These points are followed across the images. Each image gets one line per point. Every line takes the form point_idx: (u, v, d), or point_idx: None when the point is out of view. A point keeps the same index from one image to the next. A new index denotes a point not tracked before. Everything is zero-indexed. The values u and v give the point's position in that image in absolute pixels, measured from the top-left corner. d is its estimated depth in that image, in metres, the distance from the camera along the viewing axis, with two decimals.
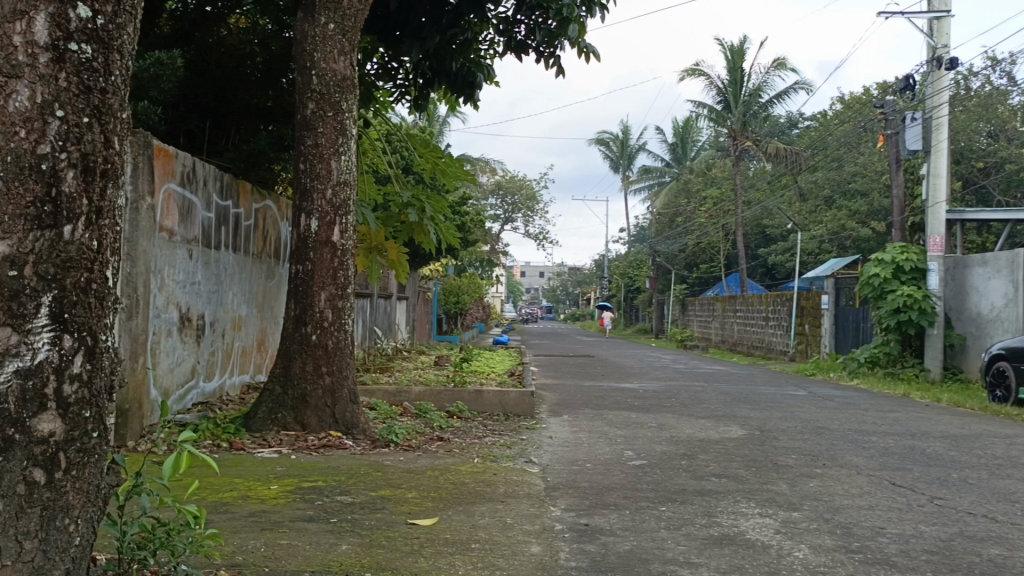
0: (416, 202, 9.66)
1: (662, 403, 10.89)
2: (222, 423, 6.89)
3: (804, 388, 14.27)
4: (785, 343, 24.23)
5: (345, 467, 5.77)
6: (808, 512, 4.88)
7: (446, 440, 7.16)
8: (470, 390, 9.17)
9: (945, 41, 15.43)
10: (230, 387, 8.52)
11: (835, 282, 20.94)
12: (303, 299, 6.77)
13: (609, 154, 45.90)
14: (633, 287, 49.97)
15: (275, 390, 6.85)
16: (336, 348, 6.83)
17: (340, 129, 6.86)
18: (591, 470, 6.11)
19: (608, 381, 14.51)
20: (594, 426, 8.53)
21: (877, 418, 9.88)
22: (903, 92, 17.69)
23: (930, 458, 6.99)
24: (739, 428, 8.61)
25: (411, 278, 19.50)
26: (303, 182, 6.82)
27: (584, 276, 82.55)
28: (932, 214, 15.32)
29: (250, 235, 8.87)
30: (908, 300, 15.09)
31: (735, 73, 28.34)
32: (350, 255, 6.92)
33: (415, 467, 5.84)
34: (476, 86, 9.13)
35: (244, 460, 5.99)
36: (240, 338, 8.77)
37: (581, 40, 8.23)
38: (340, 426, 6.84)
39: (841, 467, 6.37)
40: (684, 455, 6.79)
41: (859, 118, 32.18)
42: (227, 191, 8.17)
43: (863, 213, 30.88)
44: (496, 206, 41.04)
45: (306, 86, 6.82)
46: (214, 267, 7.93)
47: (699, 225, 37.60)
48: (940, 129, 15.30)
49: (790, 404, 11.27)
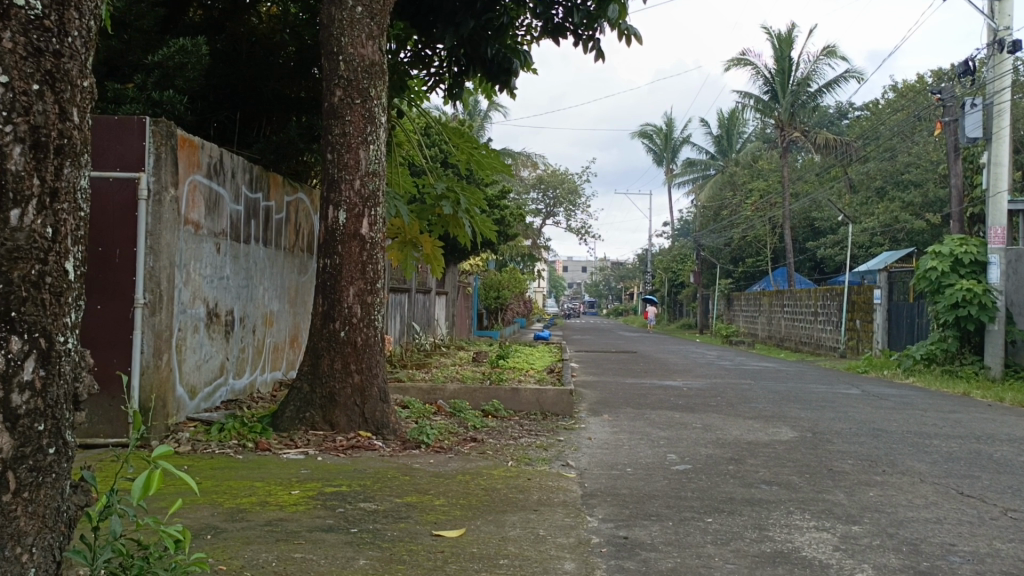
0: (450, 194, 9.39)
1: (707, 402, 10.46)
2: (249, 422, 6.69)
3: (858, 387, 13.68)
4: (835, 339, 23.49)
5: (372, 469, 5.52)
6: (870, 525, 4.45)
7: (480, 441, 6.86)
8: (507, 388, 8.84)
9: (1008, 23, 14.64)
10: (261, 384, 8.35)
11: (887, 276, 20.19)
12: (330, 295, 6.53)
13: (652, 147, 45.26)
14: (677, 282, 49.20)
15: (302, 389, 6.63)
16: (365, 345, 6.58)
17: (369, 117, 6.59)
18: (632, 476, 5.74)
19: (651, 377, 14.09)
20: (636, 427, 8.16)
21: (937, 420, 9.32)
22: (962, 77, 16.85)
23: (999, 464, 6.47)
24: (789, 429, 8.16)
25: (450, 274, 19.28)
26: (330, 173, 6.58)
27: (627, 272, 81.54)
28: (993, 205, 14.56)
29: (281, 228, 8.69)
30: (966, 294, 14.38)
31: (783, 62, 27.54)
32: (379, 249, 6.66)
33: (444, 472, 5.53)
34: (513, 73, 8.81)
35: (268, 462, 5.79)
36: (272, 334, 8.59)
37: (621, 21, 7.85)
38: (369, 426, 6.59)
39: (903, 475, 5.91)
40: (731, 460, 6.38)
41: (912, 106, 31.08)
42: (257, 183, 8.00)
43: (918, 205, 29.86)
44: (538, 200, 40.71)
45: (332, 73, 6.57)
46: (243, 262, 7.75)
47: (745, 218, 36.81)
48: (1002, 115, 14.52)
49: (843, 404, 10.75)
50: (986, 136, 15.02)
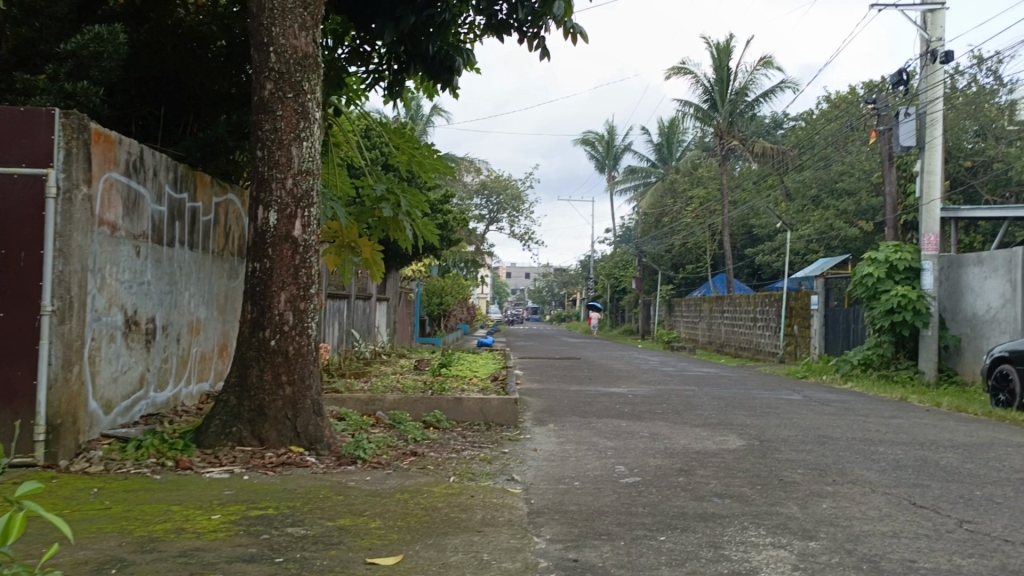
0: (391, 195, 9.03)
1: (653, 409, 10.29)
2: (170, 438, 6.22)
3: (799, 392, 13.74)
4: (773, 344, 23.78)
5: (303, 489, 5.15)
6: (827, 541, 4.26)
7: (421, 455, 6.51)
8: (449, 398, 8.53)
9: (939, 34, 14.90)
10: (186, 397, 7.86)
11: (824, 282, 20.49)
12: (260, 301, 6.12)
13: (595, 154, 45.44)
14: (620, 288, 49.49)
15: (229, 402, 6.19)
16: (298, 354, 6.18)
17: (302, 113, 6.22)
18: (580, 490, 5.47)
19: (595, 384, 13.91)
20: (582, 437, 7.91)
21: (879, 425, 9.31)
22: (895, 87, 17.13)
23: (946, 471, 6.41)
24: (736, 437, 8.02)
25: (391, 280, 18.82)
26: (260, 171, 6.16)
27: (569, 277, 81.79)
28: (926, 213, 14.77)
29: (209, 231, 8.21)
30: (901, 300, 14.58)
31: (722, 72, 27.88)
32: (313, 252, 6.28)
33: (381, 490, 5.18)
34: (456, 71, 8.53)
35: (189, 483, 5.35)
36: (199, 343, 8.10)
37: (567, 19, 7.64)
38: (302, 441, 6.19)
39: (854, 485, 5.77)
40: (681, 471, 6.17)
41: (845, 117, 31.78)
42: (181, 182, 7.54)
43: (851, 213, 30.55)
44: (481, 206, 40.42)
45: (262, 64, 6.16)
46: (166, 266, 7.27)
47: (685, 225, 37.13)
48: (934, 125, 14.76)
49: (786, 410, 10.71)
50: (919, 145, 15.24)
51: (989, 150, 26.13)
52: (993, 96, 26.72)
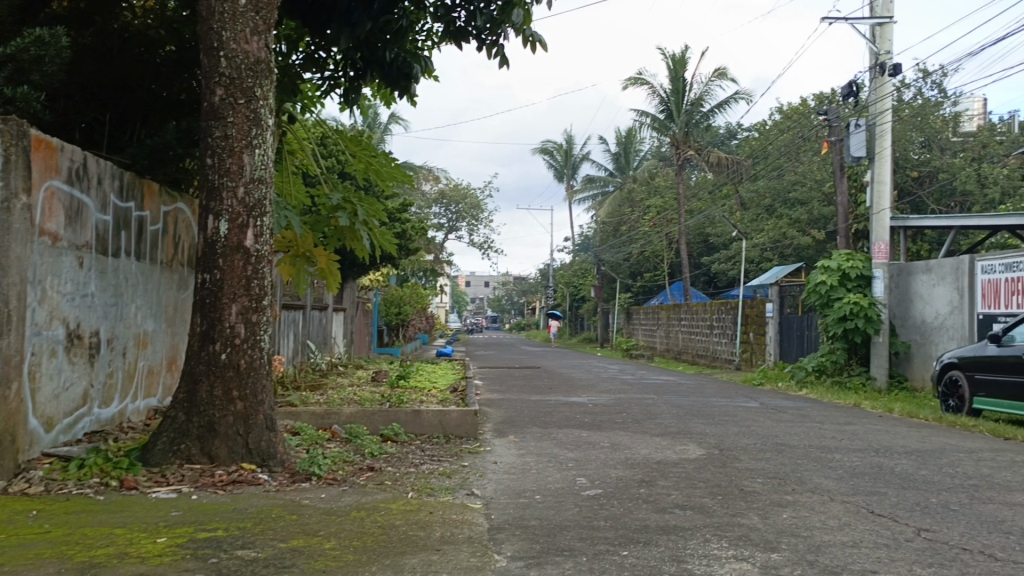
0: (347, 205, 8.87)
1: (612, 419, 10.26)
2: (114, 456, 5.98)
3: (756, 399, 13.85)
4: (730, 351, 24.02)
5: (254, 508, 4.97)
6: (789, 552, 4.23)
7: (378, 470, 6.36)
8: (407, 410, 8.37)
9: (888, 47, 15.22)
10: (132, 413, 7.59)
11: (779, 290, 20.76)
12: (210, 314, 5.92)
13: (552, 163, 45.61)
14: (579, 297, 49.68)
15: (177, 418, 5.98)
16: (249, 367, 6.00)
17: (254, 120, 6.05)
18: (541, 504, 5.38)
19: (555, 394, 13.86)
20: (542, 448, 7.83)
21: (835, 432, 9.40)
22: (846, 98, 17.45)
23: (902, 478, 6.47)
24: (696, 447, 8.01)
25: (348, 290, 18.57)
26: (210, 179, 5.98)
27: (528, 286, 81.83)
28: (876, 222, 15.04)
29: (157, 241, 7.98)
30: (854, 308, 14.80)
31: (677, 82, 28.19)
32: (266, 263, 6.11)
33: (336, 508, 5.02)
34: (413, 78, 8.36)
35: (133, 504, 5.13)
36: (146, 357, 7.84)
37: (526, 27, 7.59)
38: (254, 457, 6.00)
39: (813, 493, 5.79)
40: (642, 482, 6.11)
41: (797, 128, 32.38)
42: (127, 191, 7.31)
43: (803, 222, 31.02)
44: (440, 215, 40.24)
45: (212, 69, 5.98)
46: (111, 278, 7.02)
47: (643, 234, 37.41)
48: (883, 136, 15.04)
49: (744, 418, 10.77)
50: (869, 155, 15.52)
51: (935, 160, 26.85)
52: (939, 108, 27.47)
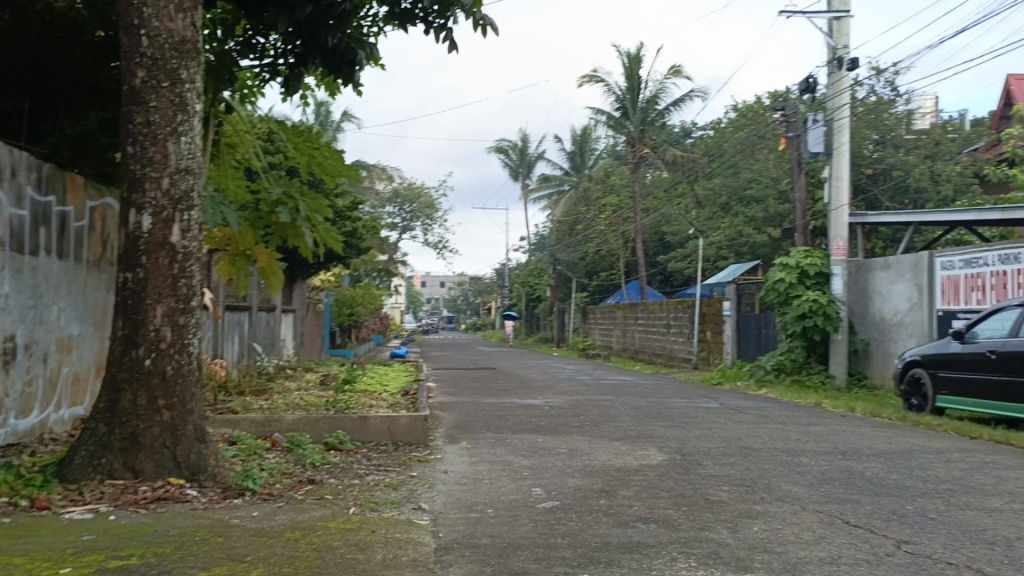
0: (289, 200, 8.35)
1: (570, 422, 9.93)
2: (26, 473, 5.41)
3: (715, 400, 13.66)
4: (687, 350, 23.94)
5: (176, 530, 4.50)
6: (764, 572, 3.92)
7: (319, 483, 5.91)
8: (353, 417, 7.92)
9: (845, 41, 15.22)
10: (55, 423, 7.00)
11: (736, 288, 20.69)
12: (132, 316, 5.42)
13: (508, 162, 45.31)
14: (534, 297, 49.43)
15: (97, 430, 5.43)
16: (177, 374, 5.50)
17: (179, 105, 5.56)
18: (493, 519, 4.98)
19: (511, 396, 13.51)
20: (496, 456, 7.44)
21: (799, 434, 9.20)
22: (802, 94, 17.42)
23: (874, 485, 6.26)
24: (657, 452, 7.72)
25: (297, 291, 17.96)
26: (132, 169, 5.48)
27: (484, 285, 81.31)
28: (834, 218, 15.00)
29: (82, 238, 7.38)
30: (813, 305, 14.74)
31: (632, 80, 28.08)
32: (194, 260, 5.62)
33: (268, 529, 4.57)
34: (358, 64, 7.97)
35: (41, 526, 4.56)
36: (71, 363, 7.26)
37: (477, 10, 7.20)
38: (182, 471, 5.49)
39: (782, 503, 5.55)
40: (601, 493, 5.77)
41: (752, 126, 32.52)
42: (47, 183, 6.72)
43: (759, 219, 31.06)
44: (394, 215, 39.65)
45: (133, 49, 5.48)
46: (29, 278, 6.43)
47: (598, 233, 37.28)
48: (842, 131, 15.02)
49: (706, 419, 10.54)
50: (827, 151, 15.48)
51: (889, 158, 27.26)
52: (892, 107, 27.93)
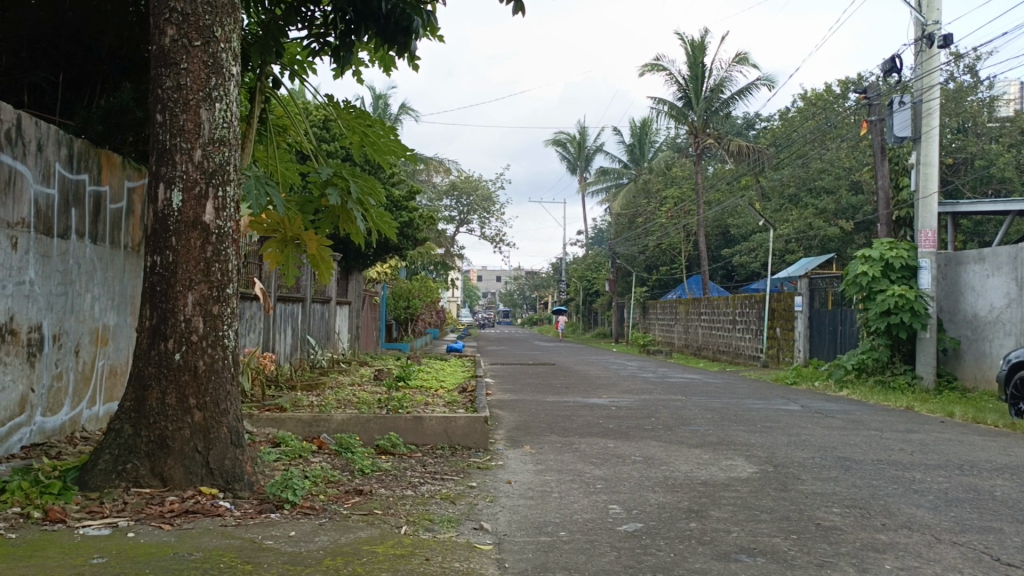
0: (338, 180, 7.68)
1: (640, 425, 9.12)
2: (45, 479, 4.85)
3: (794, 401, 12.65)
4: (755, 347, 22.78)
5: (198, 554, 3.85)
6: None
7: (367, 495, 5.22)
8: (407, 417, 7.24)
9: (936, 17, 13.92)
10: (89, 421, 6.50)
11: (809, 282, 19.52)
12: (161, 304, 4.82)
13: (565, 154, 44.44)
14: (592, 291, 48.57)
15: (122, 432, 4.84)
16: (210, 370, 4.88)
17: (212, 66, 4.93)
18: (568, 545, 4.25)
19: (573, 394, 12.72)
20: (563, 463, 6.68)
21: (899, 442, 8.23)
22: (886, 75, 16.14)
23: (1010, 508, 5.35)
24: (743, 462, 6.87)
25: (353, 283, 17.47)
26: (160, 140, 4.88)
27: (541, 279, 80.61)
28: (923, 207, 13.76)
29: (119, 221, 6.87)
30: (899, 300, 13.60)
31: (696, 69, 26.88)
32: (230, 242, 4.99)
33: (303, 554, 3.89)
34: (413, 32, 7.28)
35: (47, 546, 3.94)
36: (107, 356, 6.75)
37: None
38: (216, 480, 4.87)
39: (911, 531, 4.69)
40: (690, 513, 4.98)
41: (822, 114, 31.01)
42: (79, 160, 6.21)
43: (830, 212, 29.60)
44: (451, 207, 39.12)
45: (162, 4, 4.88)
46: (58, 263, 5.92)
47: (659, 226, 36.12)
48: (931, 114, 13.74)
49: (789, 424, 9.61)
50: (914, 135, 14.25)
51: (971, 146, 25.69)
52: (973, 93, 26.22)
